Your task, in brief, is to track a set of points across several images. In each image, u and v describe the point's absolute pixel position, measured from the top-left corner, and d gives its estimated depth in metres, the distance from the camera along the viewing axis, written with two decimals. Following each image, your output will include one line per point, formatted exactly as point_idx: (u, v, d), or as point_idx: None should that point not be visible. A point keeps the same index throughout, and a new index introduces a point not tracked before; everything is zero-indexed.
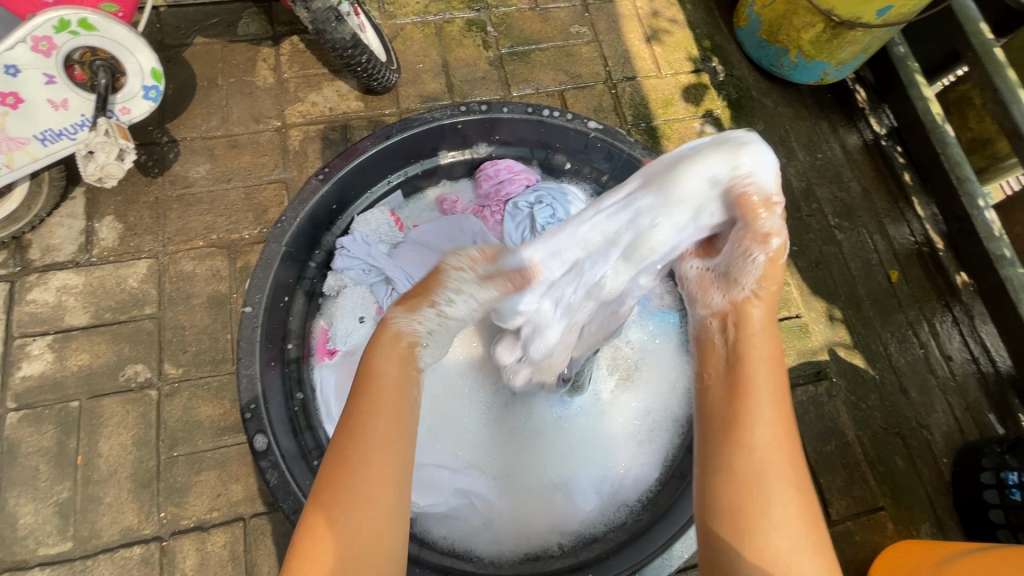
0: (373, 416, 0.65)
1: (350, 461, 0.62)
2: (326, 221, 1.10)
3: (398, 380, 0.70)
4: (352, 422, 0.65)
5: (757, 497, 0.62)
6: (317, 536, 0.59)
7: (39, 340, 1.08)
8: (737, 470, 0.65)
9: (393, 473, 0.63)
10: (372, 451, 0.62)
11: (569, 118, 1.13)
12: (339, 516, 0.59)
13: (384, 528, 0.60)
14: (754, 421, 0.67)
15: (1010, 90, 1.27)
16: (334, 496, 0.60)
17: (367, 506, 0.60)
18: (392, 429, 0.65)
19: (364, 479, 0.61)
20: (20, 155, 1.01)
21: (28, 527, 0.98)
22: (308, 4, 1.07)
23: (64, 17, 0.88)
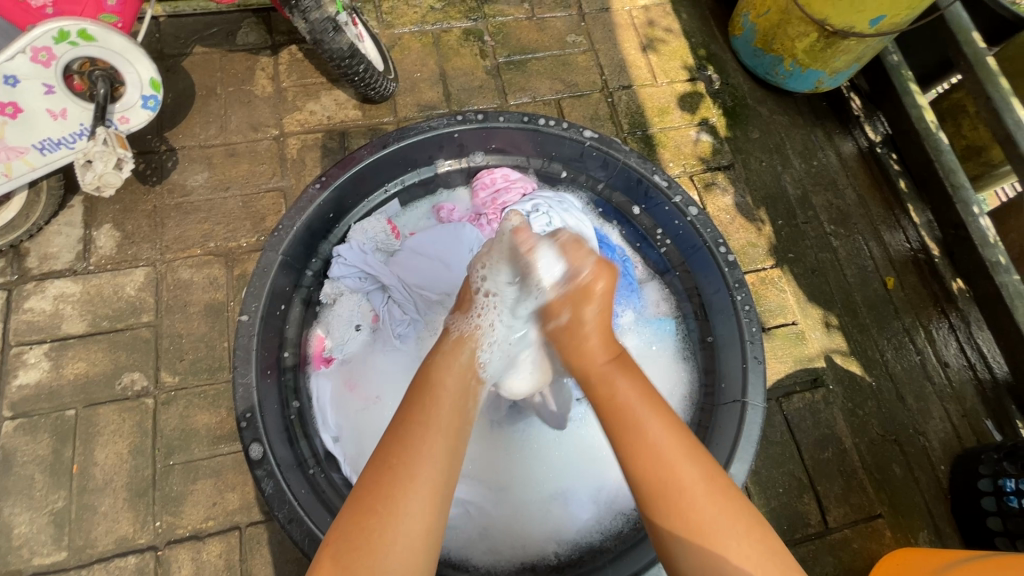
0: (429, 429, 0.70)
1: (400, 469, 0.66)
2: (323, 229, 1.10)
3: (456, 402, 0.76)
4: (406, 431, 0.69)
5: (678, 507, 0.65)
6: (356, 536, 0.62)
7: (35, 349, 1.08)
8: (654, 486, 0.67)
9: (437, 489, 0.66)
10: (425, 464, 0.67)
11: (565, 127, 1.13)
12: (383, 520, 0.62)
13: (420, 543, 0.63)
14: (645, 443, 0.69)
15: (1002, 98, 1.28)
16: (379, 503, 0.64)
17: (410, 517, 0.63)
18: (444, 448, 0.69)
19: (412, 491, 0.65)
20: (19, 164, 1.02)
21: (22, 537, 0.98)
22: (305, 15, 1.09)
23: (64, 28, 0.89)
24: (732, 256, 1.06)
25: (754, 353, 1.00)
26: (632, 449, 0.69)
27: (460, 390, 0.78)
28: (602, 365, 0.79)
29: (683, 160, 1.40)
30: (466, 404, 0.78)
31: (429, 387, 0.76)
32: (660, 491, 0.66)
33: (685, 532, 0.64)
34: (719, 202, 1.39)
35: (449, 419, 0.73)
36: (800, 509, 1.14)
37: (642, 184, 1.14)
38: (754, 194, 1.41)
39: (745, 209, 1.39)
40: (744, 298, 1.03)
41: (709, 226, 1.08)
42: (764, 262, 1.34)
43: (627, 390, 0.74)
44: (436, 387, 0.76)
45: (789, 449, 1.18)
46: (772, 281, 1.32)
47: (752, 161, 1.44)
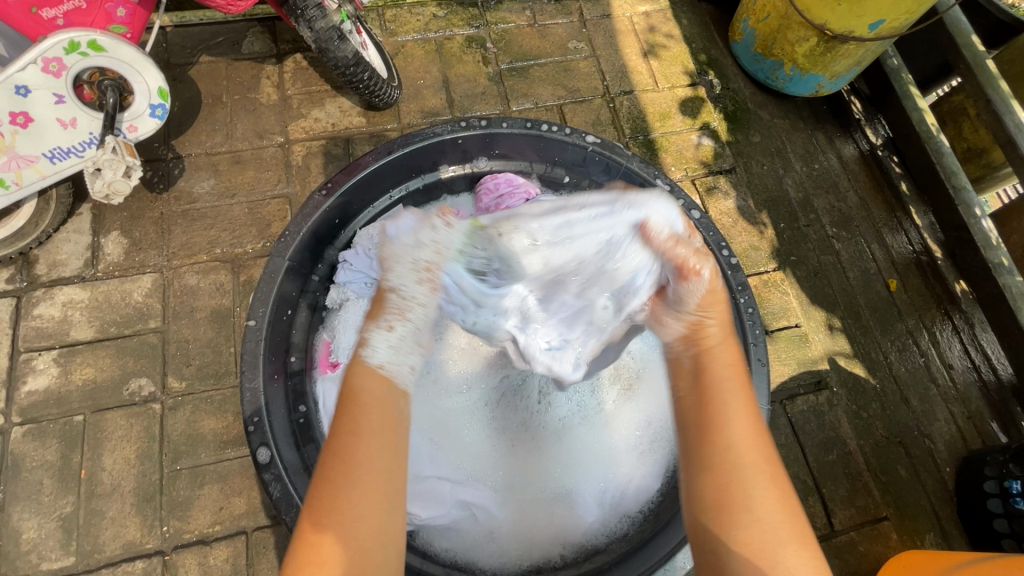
0: (359, 436, 0.63)
1: (339, 482, 0.61)
2: (329, 235, 1.11)
3: (386, 398, 0.67)
4: (336, 440, 0.63)
5: (737, 493, 0.61)
6: (302, 560, 0.59)
7: (44, 355, 1.09)
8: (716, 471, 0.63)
9: (383, 494, 0.62)
10: (363, 472, 0.62)
11: (568, 132, 1.15)
12: (329, 539, 0.59)
13: (373, 548, 0.60)
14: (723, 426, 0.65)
15: (1003, 101, 1.29)
16: (322, 515, 0.60)
17: (359, 526, 0.60)
18: (384, 450, 0.64)
19: (354, 501, 0.60)
20: (29, 173, 1.03)
21: (31, 542, 0.98)
22: (311, 23, 1.10)
23: (74, 39, 0.91)
24: (734, 259, 1.07)
25: (758, 355, 1.01)
26: (708, 430, 0.65)
27: (382, 385, 0.68)
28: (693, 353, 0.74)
29: (685, 164, 1.41)
30: (402, 396, 0.69)
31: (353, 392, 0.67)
32: (718, 475, 0.63)
33: (739, 527, 0.59)
34: (721, 206, 1.39)
35: (380, 418, 0.66)
36: (806, 512, 1.13)
37: (644, 188, 1.15)
38: (756, 198, 1.42)
39: (748, 212, 1.39)
40: (747, 301, 1.04)
41: (711, 229, 1.09)
42: (766, 265, 1.34)
43: (713, 376, 0.70)
44: (359, 390, 0.67)
45: (794, 452, 1.18)
46: (775, 284, 1.33)
47: (753, 165, 1.45)
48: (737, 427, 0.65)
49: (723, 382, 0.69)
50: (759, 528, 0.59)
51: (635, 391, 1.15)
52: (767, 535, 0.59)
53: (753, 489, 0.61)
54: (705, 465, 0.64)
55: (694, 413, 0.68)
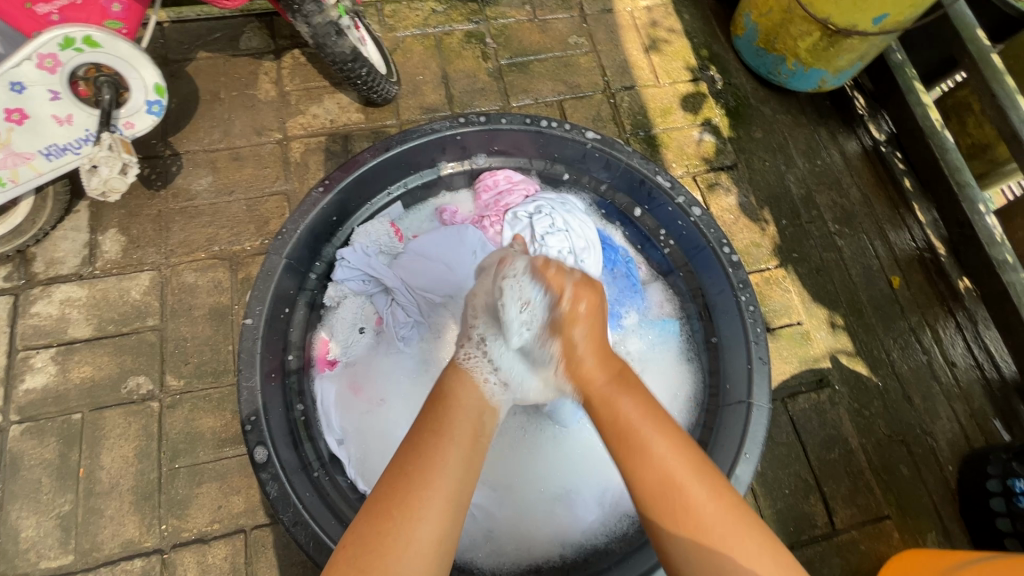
0: (444, 438, 0.71)
1: (417, 477, 0.67)
2: (327, 232, 1.10)
3: (472, 417, 0.77)
4: (421, 438, 0.71)
5: (677, 504, 0.67)
6: (373, 538, 0.62)
7: (42, 353, 1.09)
8: (640, 476, 0.70)
9: (453, 499, 0.67)
10: (443, 474, 0.67)
11: (567, 128, 1.13)
12: (399, 524, 0.63)
13: (433, 552, 0.63)
14: (646, 439, 0.71)
15: (1008, 96, 1.27)
16: (394, 508, 0.64)
17: (426, 524, 0.64)
18: (462, 457, 0.70)
19: (427, 497, 0.65)
20: (25, 170, 1.02)
21: (29, 540, 0.98)
22: (308, 19, 1.08)
23: (69, 34, 0.90)
24: (736, 256, 1.06)
25: (759, 353, 1.00)
26: (635, 459, 0.70)
27: (475, 407, 0.79)
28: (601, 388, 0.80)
29: (686, 161, 1.40)
30: (483, 421, 0.78)
31: (448, 402, 0.77)
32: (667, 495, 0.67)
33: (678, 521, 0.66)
34: (723, 203, 1.38)
35: (463, 427, 0.74)
36: (807, 511, 1.13)
37: (644, 185, 1.14)
38: (758, 194, 1.40)
39: (749, 209, 1.38)
40: (748, 299, 1.03)
41: (712, 226, 1.08)
42: (768, 262, 1.33)
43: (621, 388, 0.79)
44: (451, 399, 0.78)
45: (795, 450, 1.17)
46: (776, 282, 1.32)
47: (755, 161, 1.44)
48: (646, 425, 0.73)
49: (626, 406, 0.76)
50: (693, 517, 0.66)
51: None
52: (700, 514, 0.66)
53: (678, 485, 0.68)
54: (635, 475, 0.70)
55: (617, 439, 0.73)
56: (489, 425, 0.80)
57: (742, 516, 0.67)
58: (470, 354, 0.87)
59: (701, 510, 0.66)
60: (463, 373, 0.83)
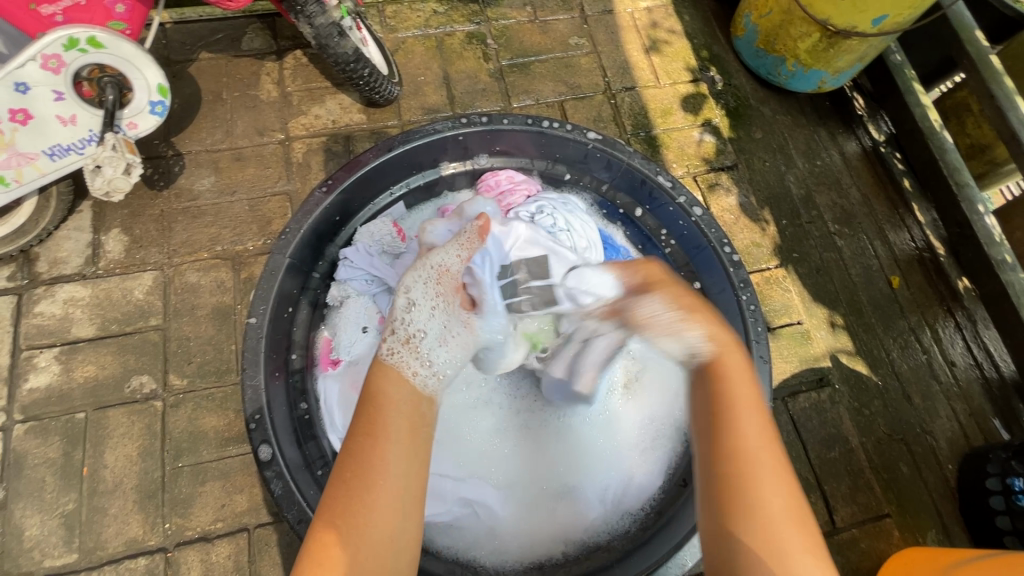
0: (380, 440, 0.69)
1: (357, 484, 0.65)
2: (329, 232, 1.11)
3: (407, 408, 0.74)
4: (356, 443, 0.68)
5: (757, 511, 0.60)
6: (321, 551, 0.62)
7: (46, 352, 1.09)
8: (731, 469, 0.63)
9: (399, 497, 0.65)
10: (383, 476, 0.66)
11: (569, 129, 1.14)
12: (344, 535, 0.62)
13: (386, 549, 0.63)
14: (744, 434, 0.64)
15: (1006, 96, 1.28)
16: (337, 519, 0.63)
17: (372, 528, 0.63)
18: (401, 456, 0.68)
19: (370, 504, 0.64)
20: (29, 170, 1.03)
21: (33, 539, 0.99)
22: (311, 19, 1.09)
23: (73, 35, 0.91)
24: (736, 256, 1.07)
25: (760, 352, 1.01)
26: (733, 452, 0.64)
27: (408, 399, 0.76)
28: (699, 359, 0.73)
29: (687, 161, 1.41)
30: (420, 408, 0.75)
31: (375, 401, 0.73)
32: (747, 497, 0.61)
33: (753, 522, 0.60)
34: (723, 203, 1.39)
35: (400, 420, 0.72)
36: (807, 509, 1.13)
37: (646, 185, 1.15)
38: (758, 194, 1.41)
39: (750, 209, 1.39)
40: (749, 298, 1.04)
41: (713, 226, 1.09)
42: (768, 262, 1.34)
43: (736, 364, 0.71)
44: (382, 396, 0.75)
45: (795, 449, 1.17)
46: (776, 281, 1.32)
47: (755, 162, 1.45)
48: (754, 420, 0.66)
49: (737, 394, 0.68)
50: (773, 527, 0.60)
51: (636, 390, 1.15)
52: (776, 531, 0.59)
53: (765, 491, 0.61)
54: (725, 462, 0.64)
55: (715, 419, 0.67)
56: (428, 412, 0.77)
57: (821, 538, 0.61)
58: (394, 347, 0.84)
59: (779, 526, 0.60)
60: (388, 368, 0.80)
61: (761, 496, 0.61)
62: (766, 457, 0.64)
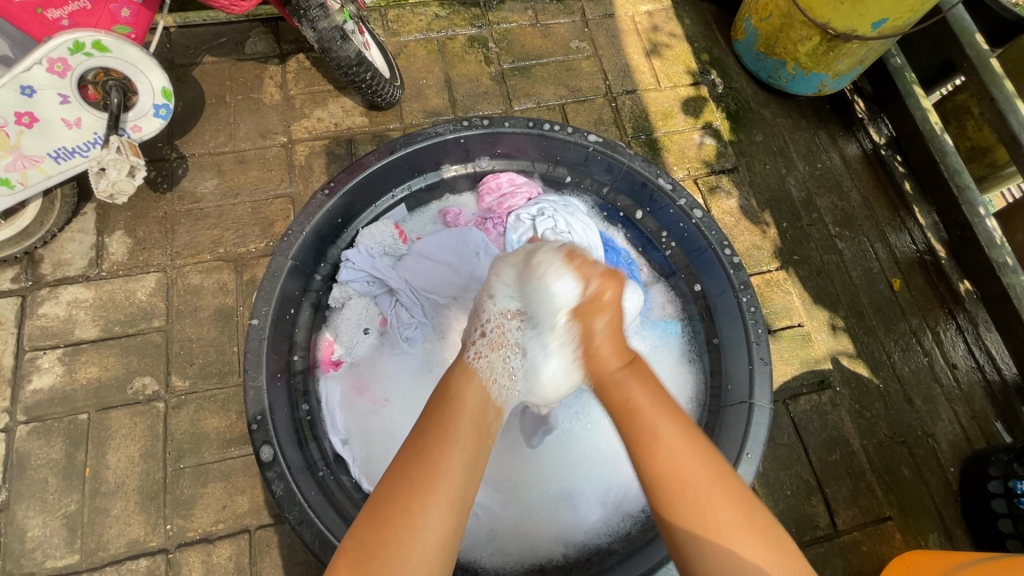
0: (449, 445, 0.70)
1: (420, 483, 0.67)
2: (331, 234, 1.11)
3: (478, 417, 0.76)
4: (424, 442, 0.71)
5: (689, 509, 0.67)
6: (375, 545, 0.63)
7: (49, 353, 1.10)
8: (659, 481, 0.69)
9: (455, 506, 0.67)
10: (447, 480, 0.67)
11: (570, 131, 1.14)
12: (403, 533, 0.63)
13: (436, 556, 0.64)
14: (655, 432, 0.71)
15: (1006, 99, 1.28)
16: (397, 516, 0.64)
17: (427, 531, 0.64)
18: (464, 462, 0.70)
19: (429, 505, 0.65)
20: (34, 172, 1.04)
21: (36, 540, 0.99)
22: (314, 23, 1.11)
23: (79, 39, 0.91)
24: (737, 257, 1.07)
25: (760, 354, 1.00)
26: (645, 451, 0.70)
27: (480, 407, 0.77)
28: (613, 373, 0.79)
29: (687, 164, 1.41)
30: (487, 422, 0.77)
31: (450, 404, 0.76)
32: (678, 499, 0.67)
33: (690, 522, 0.66)
34: (724, 205, 1.39)
35: (469, 428, 0.74)
36: (808, 512, 1.13)
37: (646, 187, 1.15)
38: (759, 197, 1.41)
39: (750, 212, 1.39)
40: (749, 300, 1.04)
41: (714, 228, 1.09)
42: (769, 265, 1.34)
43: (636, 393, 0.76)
44: (458, 399, 0.77)
45: (797, 451, 1.17)
46: (777, 284, 1.32)
47: (756, 164, 1.45)
48: (670, 431, 0.71)
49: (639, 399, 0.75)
50: (701, 503, 0.67)
51: None
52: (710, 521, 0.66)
53: (696, 489, 0.67)
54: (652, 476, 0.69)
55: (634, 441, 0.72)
56: (493, 424, 0.79)
57: (754, 518, 0.67)
58: (480, 351, 0.86)
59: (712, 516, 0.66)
60: (472, 371, 0.82)
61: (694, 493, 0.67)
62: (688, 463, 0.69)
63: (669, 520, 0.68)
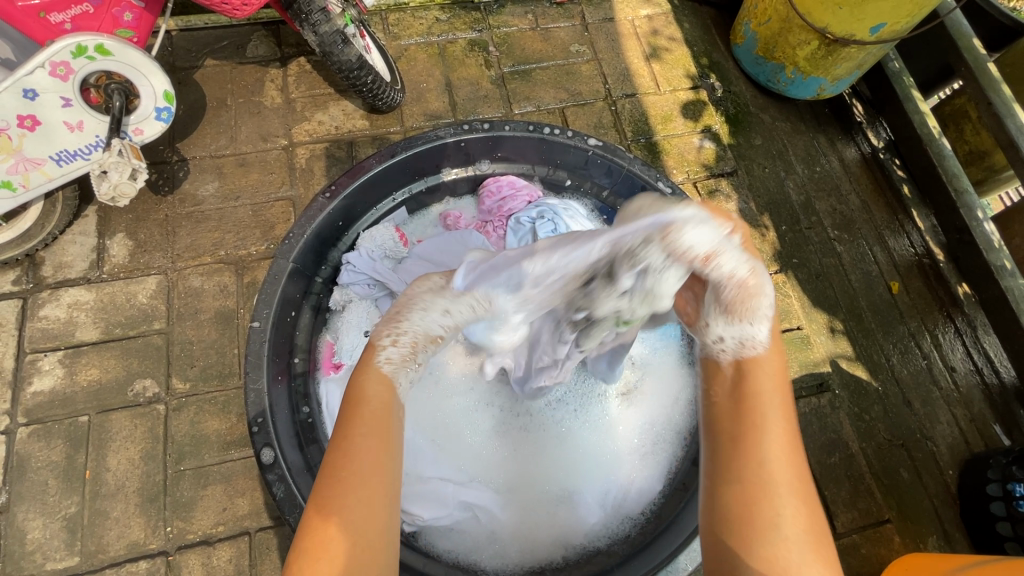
0: (353, 442, 0.64)
1: (332, 488, 0.61)
2: (332, 237, 1.12)
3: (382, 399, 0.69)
4: (330, 448, 0.65)
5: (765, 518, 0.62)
6: (301, 564, 0.59)
7: (50, 356, 1.10)
8: (747, 474, 0.65)
9: (377, 493, 0.62)
10: (358, 474, 0.62)
11: (570, 135, 1.15)
12: (324, 544, 0.59)
13: (369, 549, 0.60)
14: (760, 437, 0.67)
15: (1004, 103, 1.29)
16: (316, 528, 0.60)
17: (349, 531, 0.60)
18: (376, 454, 0.64)
19: (348, 507, 0.61)
20: (36, 175, 1.04)
21: (35, 542, 0.99)
22: (315, 27, 1.11)
23: (82, 43, 0.92)
24: None
25: None
26: (750, 441, 0.66)
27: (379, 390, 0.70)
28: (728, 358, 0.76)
29: (686, 167, 1.42)
30: (399, 406, 0.71)
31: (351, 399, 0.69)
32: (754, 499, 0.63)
33: (760, 530, 0.61)
34: (723, 208, 1.39)
35: (373, 415, 0.67)
36: None
37: (646, 191, 1.15)
38: (758, 200, 1.42)
39: (749, 215, 1.40)
40: None
41: None
42: (768, 268, 1.34)
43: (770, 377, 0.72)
44: (359, 393, 0.70)
45: None
46: (776, 286, 1.33)
47: (755, 168, 1.46)
48: (779, 428, 0.67)
49: (761, 402, 0.70)
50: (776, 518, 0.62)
51: (636, 395, 1.15)
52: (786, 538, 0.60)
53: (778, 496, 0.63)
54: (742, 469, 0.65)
55: (732, 425, 0.69)
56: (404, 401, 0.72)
57: (828, 549, 0.62)
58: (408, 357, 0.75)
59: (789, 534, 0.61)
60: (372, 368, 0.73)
61: (772, 503, 0.62)
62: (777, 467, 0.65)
63: (732, 517, 0.64)
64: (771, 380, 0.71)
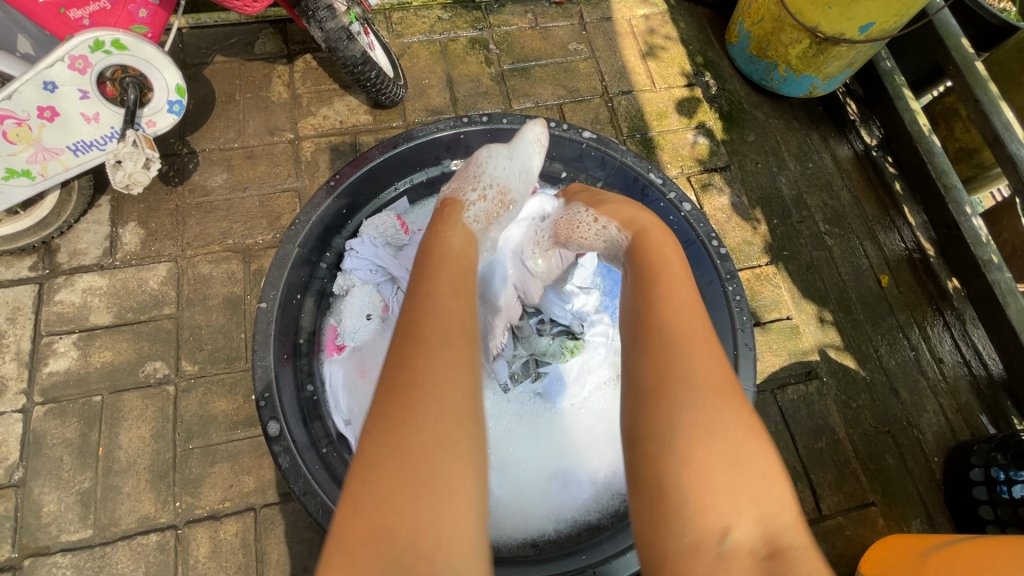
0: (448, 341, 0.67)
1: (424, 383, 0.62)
2: (337, 224, 1.16)
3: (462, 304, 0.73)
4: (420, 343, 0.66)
5: (692, 420, 0.64)
6: (393, 453, 0.58)
7: (65, 338, 1.14)
8: (670, 386, 0.66)
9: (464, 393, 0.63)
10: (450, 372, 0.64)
11: (565, 128, 1.19)
12: (417, 434, 0.59)
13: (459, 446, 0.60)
14: (684, 350, 0.69)
15: (991, 101, 1.32)
16: (406, 418, 0.60)
17: (437, 426, 0.60)
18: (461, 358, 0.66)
19: (437, 402, 0.61)
20: (54, 164, 1.09)
21: (51, 515, 1.03)
22: (321, 24, 1.15)
23: (99, 38, 0.96)
24: (724, 249, 1.12)
25: (745, 340, 1.05)
26: (670, 352, 0.69)
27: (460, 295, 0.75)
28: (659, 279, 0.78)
29: (681, 162, 1.46)
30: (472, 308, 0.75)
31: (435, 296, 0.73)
32: (680, 405, 0.65)
33: (690, 431, 0.63)
34: (715, 202, 1.43)
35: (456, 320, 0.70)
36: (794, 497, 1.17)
37: (638, 182, 1.19)
38: (750, 194, 1.46)
39: (741, 208, 1.43)
40: (735, 288, 1.09)
41: (702, 221, 1.13)
42: (759, 260, 1.38)
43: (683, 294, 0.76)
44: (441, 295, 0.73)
45: (783, 439, 1.21)
46: (767, 278, 1.36)
47: (748, 163, 1.49)
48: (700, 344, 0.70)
49: (684, 322, 0.72)
50: (709, 420, 0.64)
51: None
52: (715, 444, 0.63)
53: (708, 404, 0.65)
54: (665, 375, 0.67)
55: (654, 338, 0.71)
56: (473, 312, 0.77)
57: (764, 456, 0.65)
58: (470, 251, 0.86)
59: (718, 443, 0.63)
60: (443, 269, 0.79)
61: (694, 404, 0.65)
62: (708, 375, 0.68)
63: (654, 426, 0.65)
64: (686, 300, 0.75)
